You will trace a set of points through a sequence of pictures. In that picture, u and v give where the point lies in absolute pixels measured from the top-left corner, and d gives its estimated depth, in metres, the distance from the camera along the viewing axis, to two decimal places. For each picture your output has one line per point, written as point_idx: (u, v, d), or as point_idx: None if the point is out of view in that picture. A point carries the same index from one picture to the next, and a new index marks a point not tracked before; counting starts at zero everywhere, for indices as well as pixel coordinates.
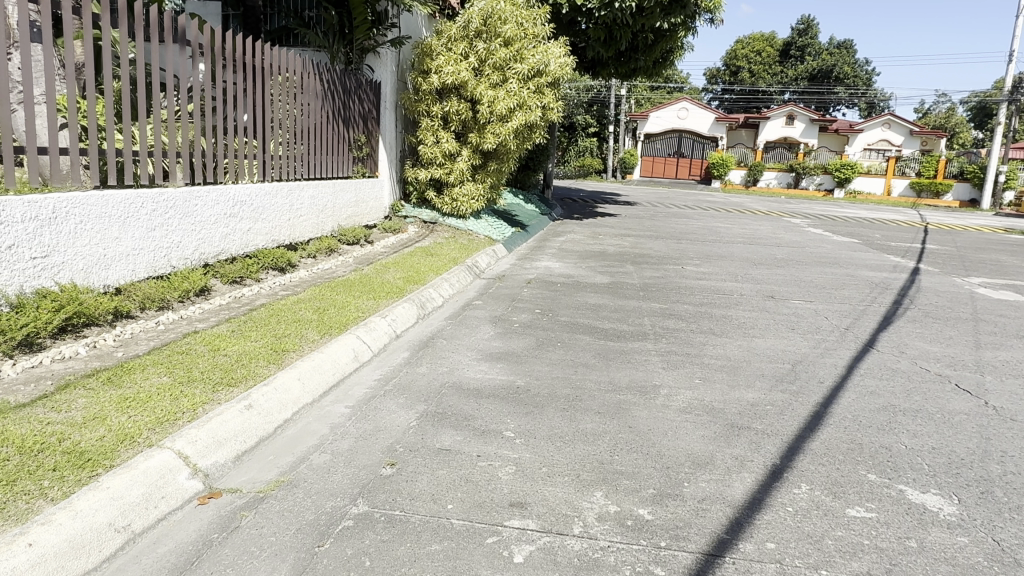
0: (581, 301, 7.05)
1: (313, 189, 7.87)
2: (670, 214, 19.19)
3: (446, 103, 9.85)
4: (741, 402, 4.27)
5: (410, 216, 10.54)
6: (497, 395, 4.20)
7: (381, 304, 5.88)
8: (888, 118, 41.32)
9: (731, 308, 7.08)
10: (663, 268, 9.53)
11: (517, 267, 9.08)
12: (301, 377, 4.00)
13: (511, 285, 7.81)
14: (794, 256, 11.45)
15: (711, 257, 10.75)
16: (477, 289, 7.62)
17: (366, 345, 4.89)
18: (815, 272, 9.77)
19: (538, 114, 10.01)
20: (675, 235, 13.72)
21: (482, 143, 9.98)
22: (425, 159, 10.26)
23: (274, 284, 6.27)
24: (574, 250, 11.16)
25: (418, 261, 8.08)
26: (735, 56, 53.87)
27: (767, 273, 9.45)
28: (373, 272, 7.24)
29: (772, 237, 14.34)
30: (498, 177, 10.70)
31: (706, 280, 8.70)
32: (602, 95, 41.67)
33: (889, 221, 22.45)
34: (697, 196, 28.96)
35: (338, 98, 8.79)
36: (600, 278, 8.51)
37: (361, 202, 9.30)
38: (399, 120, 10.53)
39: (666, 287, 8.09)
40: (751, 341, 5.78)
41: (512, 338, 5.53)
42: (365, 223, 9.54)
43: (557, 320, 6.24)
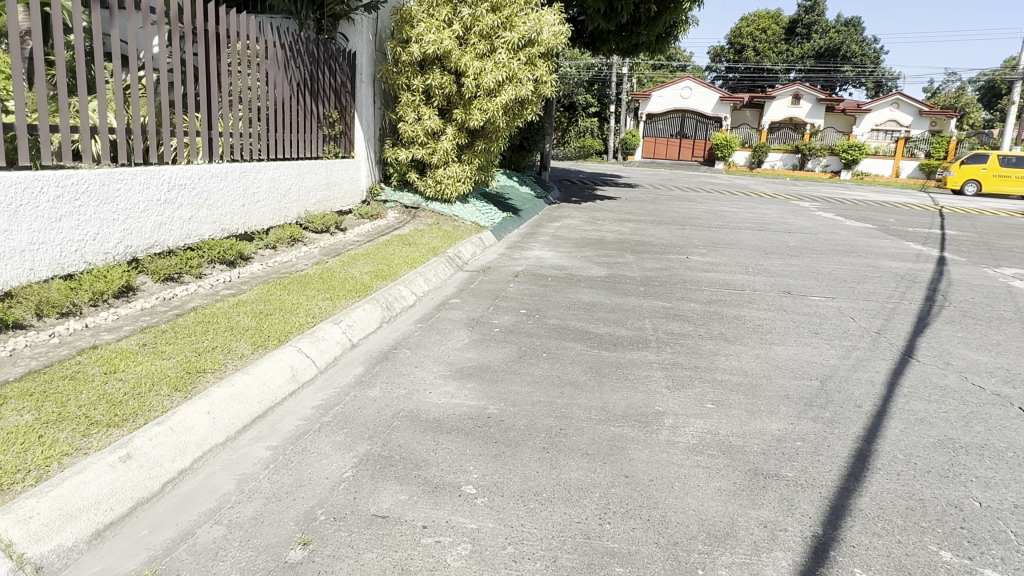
0: (574, 299, 6.21)
1: (274, 171, 6.99)
2: (673, 198, 18.27)
3: (428, 76, 8.95)
4: (763, 437, 3.45)
5: (390, 200, 9.67)
6: (462, 429, 3.38)
7: (337, 306, 5.04)
8: (897, 97, 40.15)
9: (744, 307, 6.24)
10: (665, 258, 8.66)
11: (505, 257, 8.24)
12: (212, 410, 3.17)
13: (495, 279, 6.96)
14: (808, 244, 10.58)
15: (718, 246, 9.89)
16: (457, 284, 6.77)
17: (310, 361, 4.05)
18: (833, 263, 8.90)
19: (530, 88, 9.11)
20: (679, 221, 12.84)
21: (468, 121, 9.13)
22: (406, 137, 9.37)
23: (217, 281, 5.43)
24: (570, 237, 10.30)
25: (392, 252, 7.23)
26: (740, 34, 52.52)
27: (780, 264, 8.60)
28: (337, 265, 6.39)
29: (783, 223, 13.46)
30: (487, 158, 9.83)
31: (714, 273, 7.85)
32: (603, 74, 40.48)
33: (902, 204, 21.50)
34: (700, 178, 27.97)
35: (306, 71, 7.89)
36: (597, 270, 7.66)
37: (333, 184, 8.43)
38: (378, 94, 9.61)
39: (669, 281, 7.24)
40: (770, 350, 4.95)
41: (488, 348, 4.70)
42: (338, 209, 8.67)
43: (544, 323, 5.40)
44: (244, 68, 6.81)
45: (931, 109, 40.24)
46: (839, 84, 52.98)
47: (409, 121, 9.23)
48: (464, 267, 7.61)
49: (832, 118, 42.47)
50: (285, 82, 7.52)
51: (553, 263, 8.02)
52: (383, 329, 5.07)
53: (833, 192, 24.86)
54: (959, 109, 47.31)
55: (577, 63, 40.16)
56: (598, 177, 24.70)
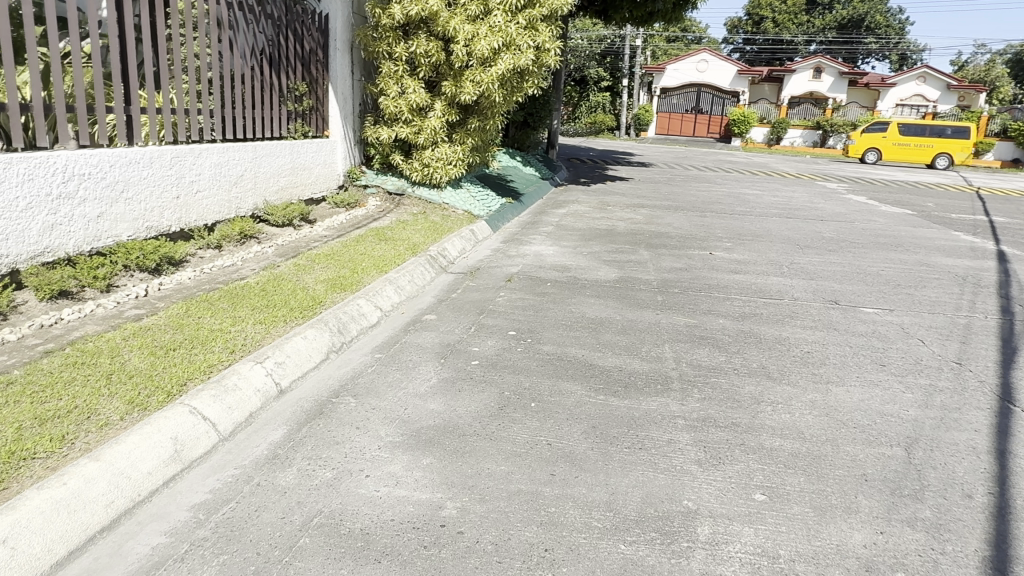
0: (576, 314, 5.08)
1: (220, 154, 5.86)
2: (689, 179, 16.99)
3: (413, 43, 7.75)
4: (846, 565, 2.33)
5: (371, 185, 8.51)
6: (401, 553, 2.28)
7: (268, 335, 3.91)
8: (925, 71, 38.29)
9: (785, 325, 5.07)
10: (685, 254, 7.49)
11: (499, 255, 7.10)
12: (14, 537, 2.08)
13: (484, 285, 5.84)
14: (845, 235, 9.36)
15: (745, 238, 8.70)
16: (438, 292, 5.64)
17: (208, 426, 2.96)
18: (878, 260, 7.72)
19: (531, 57, 7.93)
20: (698, 206, 11.62)
21: (459, 95, 7.94)
22: (388, 114, 8.17)
23: (127, 296, 4.33)
24: (576, 227, 9.13)
25: (362, 250, 6.11)
26: (759, 5, 50.40)
27: (819, 263, 7.42)
28: (290, 272, 5.25)
29: (812, 209, 12.20)
30: (482, 137, 8.65)
31: (743, 275, 6.68)
32: (616, 46, 38.87)
33: (935, 185, 20.11)
34: (716, 156, 26.67)
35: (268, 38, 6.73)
36: (605, 272, 6.52)
37: (301, 168, 7.28)
38: (359, 64, 8.37)
39: (692, 287, 6.08)
40: (829, 395, 3.79)
41: (462, 394, 3.58)
42: (308, 197, 7.54)
43: (538, 352, 4.27)
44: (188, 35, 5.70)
45: (960, 83, 38.34)
46: (862, 56, 50.92)
47: (391, 94, 8.01)
48: (449, 267, 6.48)
49: (854, 92, 40.68)
50: (243, 51, 6.39)
51: (554, 261, 6.89)
52: (330, 363, 3.95)
53: (857, 172, 23.50)
54: (987, 83, 45.36)
55: (588, 35, 38.69)
56: (610, 155, 23.42)
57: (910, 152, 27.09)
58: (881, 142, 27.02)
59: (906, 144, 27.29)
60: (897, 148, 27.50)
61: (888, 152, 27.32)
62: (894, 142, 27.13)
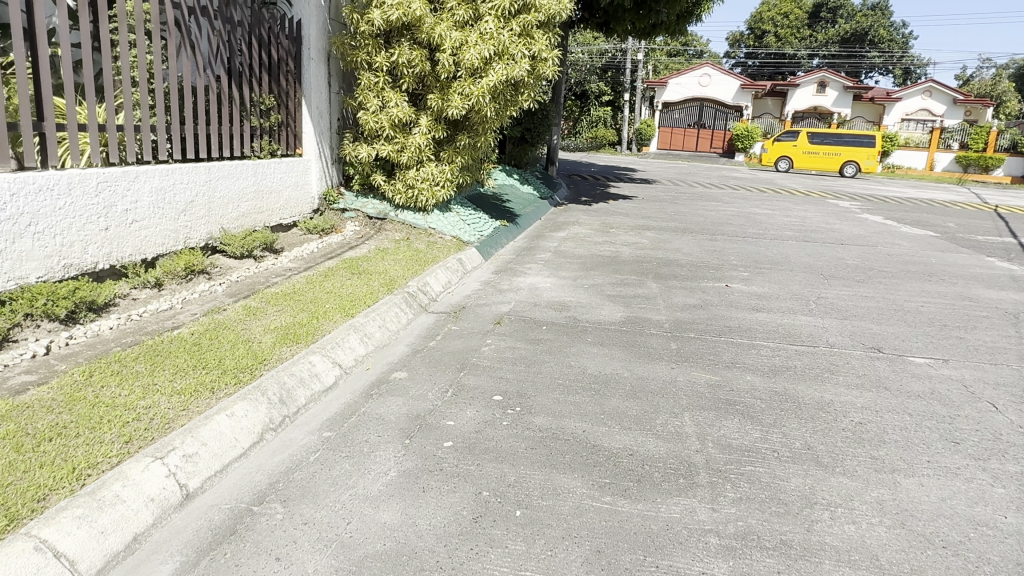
0: (576, 370, 4.24)
1: (163, 178, 5.07)
2: (695, 196, 16.22)
3: (394, 51, 6.98)
4: None
5: (350, 208, 7.70)
6: None
7: (183, 411, 3.08)
8: (930, 85, 37.69)
9: (828, 383, 4.23)
10: (698, 288, 6.67)
11: (489, 290, 6.29)
12: None
13: (468, 330, 5.01)
14: (870, 262, 8.56)
15: (762, 266, 7.89)
16: (413, 338, 4.82)
17: (62, 567, 2.13)
18: (913, 293, 6.89)
19: (525, 67, 7.15)
20: (707, 228, 10.81)
21: (446, 109, 7.16)
22: (367, 130, 7.37)
23: (20, 354, 3.50)
24: (576, 253, 8.32)
25: (329, 288, 5.31)
26: (762, 18, 49.91)
27: (849, 297, 6.59)
28: (237, 317, 4.44)
29: (829, 231, 11.40)
30: (472, 156, 7.87)
31: (764, 313, 5.86)
32: (618, 59, 38.31)
33: (948, 203, 19.33)
34: (720, 172, 25.94)
35: (228, 47, 5.95)
36: (609, 311, 5.70)
37: (267, 191, 6.48)
38: (336, 75, 7.59)
39: (709, 330, 5.26)
40: (901, 493, 2.95)
41: (428, 499, 2.73)
42: (275, 223, 6.73)
43: (529, 428, 3.43)
44: (126, 42, 4.91)
45: (967, 97, 37.70)
46: (864, 71, 50.47)
47: (371, 108, 7.21)
48: (431, 305, 5.67)
49: (859, 107, 40.09)
50: (196, 61, 5.61)
51: (552, 297, 6.07)
52: (263, 448, 3.12)
53: (866, 188, 22.79)
54: (993, 97, 44.83)
55: (590, 48, 38.14)
56: (611, 171, 22.64)
57: (818, 160, 29.62)
58: (790, 150, 29.83)
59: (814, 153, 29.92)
60: (806, 154, 30.05)
61: (798, 160, 30.09)
62: (804, 151, 29.86)
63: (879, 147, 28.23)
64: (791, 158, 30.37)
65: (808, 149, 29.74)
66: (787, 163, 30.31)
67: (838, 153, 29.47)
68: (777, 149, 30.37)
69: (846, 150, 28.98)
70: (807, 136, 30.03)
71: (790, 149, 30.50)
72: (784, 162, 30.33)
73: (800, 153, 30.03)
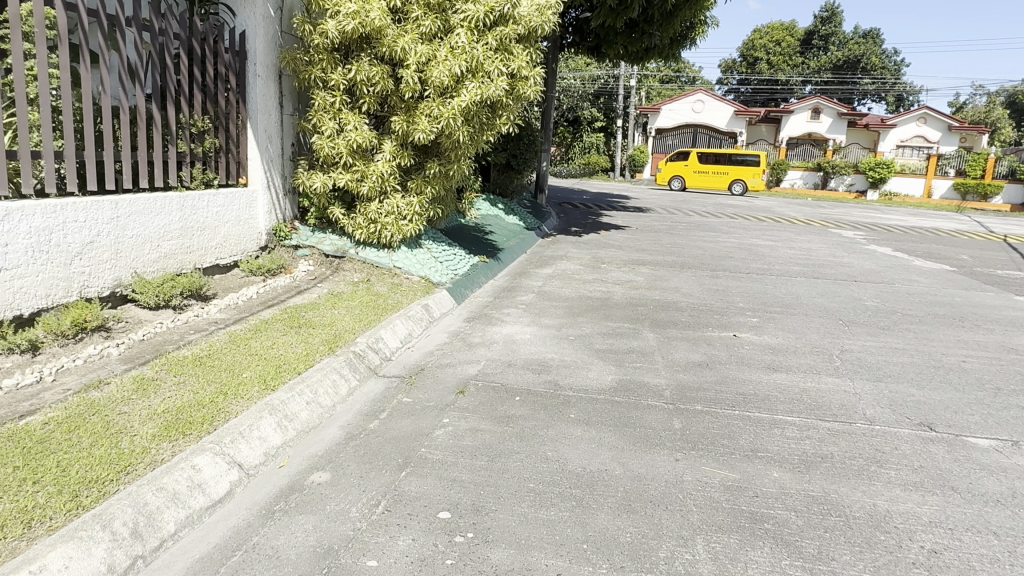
0: (552, 467, 3.27)
1: (47, 215, 4.12)
2: (692, 227, 15.38)
3: (352, 66, 6.10)
4: None
5: (303, 245, 6.76)
6: None
7: None
8: (925, 111, 37.31)
9: (880, 484, 3.27)
10: (702, 340, 5.73)
11: (457, 344, 5.34)
12: None
13: (420, 403, 4.05)
14: (891, 305, 7.65)
15: (771, 310, 6.97)
16: (351, 416, 3.85)
17: None
18: (949, 344, 5.98)
19: (502, 86, 6.28)
20: (707, 263, 9.93)
21: (412, 132, 6.28)
22: (322, 156, 6.46)
23: None
24: (562, 295, 7.38)
25: (253, 349, 4.34)
26: (753, 46, 49.84)
27: (878, 351, 5.67)
28: (119, 395, 3.47)
29: (838, 265, 10.52)
30: (444, 186, 6.97)
31: (782, 375, 4.92)
32: (610, 85, 37.89)
33: (954, 233, 18.51)
34: (715, 199, 25.24)
35: (153, 61, 5.04)
36: (598, 373, 4.75)
37: (196, 228, 5.54)
38: (289, 96, 6.70)
39: (718, 401, 4.31)
40: None
41: None
42: (208, 264, 5.77)
43: (481, 573, 2.44)
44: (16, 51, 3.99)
45: (962, 124, 37.34)
46: (857, 98, 50.32)
47: (326, 131, 6.31)
48: (383, 366, 4.70)
49: (854, 133, 39.69)
50: (106, 77, 4.69)
51: (531, 354, 5.11)
52: None
53: (866, 217, 22.09)
54: (986, 124, 44.66)
55: (582, 74, 37.62)
56: (604, 199, 21.83)
57: (705, 179, 29.78)
58: (684, 170, 29.96)
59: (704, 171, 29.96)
60: (696, 174, 29.95)
61: (690, 179, 30.09)
62: (696, 170, 29.94)
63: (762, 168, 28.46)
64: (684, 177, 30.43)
65: (699, 167, 29.80)
66: (682, 181, 30.30)
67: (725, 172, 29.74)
68: (671, 167, 30.48)
69: (733, 167, 29.26)
70: (698, 155, 29.85)
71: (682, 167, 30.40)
72: (677, 181, 30.28)
73: (693, 172, 30.14)
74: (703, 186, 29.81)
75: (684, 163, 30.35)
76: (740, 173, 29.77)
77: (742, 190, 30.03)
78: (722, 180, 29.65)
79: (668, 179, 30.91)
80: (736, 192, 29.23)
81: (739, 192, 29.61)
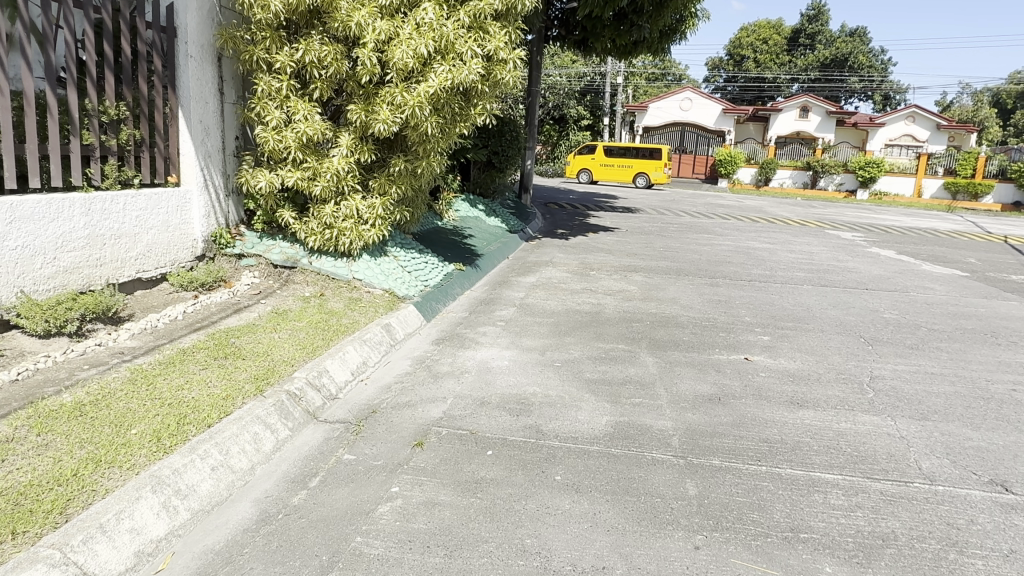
0: (532, 566, 2.43)
1: None
2: (685, 228, 14.61)
3: (299, 45, 5.22)
4: None
5: (248, 254, 5.86)
6: None
7: None
8: (914, 110, 36.84)
9: None
10: (710, 367, 4.92)
11: (421, 374, 4.48)
12: None
13: (363, 463, 3.18)
14: (913, 318, 6.87)
15: (783, 327, 6.18)
16: (271, 485, 2.97)
17: None
18: (990, 368, 5.20)
19: (476, 69, 5.44)
20: (705, 270, 9.15)
21: (372, 123, 5.43)
22: (268, 151, 5.57)
23: None
24: (547, 309, 6.54)
25: (156, 391, 3.45)
26: (740, 43, 49.27)
27: (914, 378, 4.89)
28: None
29: (844, 271, 9.76)
30: (412, 185, 6.11)
31: (810, 412, 4.12)
32: (596, 83, 37.15)
33: (954, 234, 17.83)
34: (705, 199, 24.57)
35: (48, 32, 4.12)
36: (590, 414, 3.92)
37: (107, 236, 4.62)
38: (230, 81, 5.79)
39: (737, 453, 3.49)
40: None
41: None
42: (127, 278, 4.86)
43: None
44: None
45: (951, 123, 36.92)
46: (844, 97, 49.95)
47: (271, 122, 5.41)
48: (325, 407, 3.83)
49: (843, 132, 39.22)
50: None
51: (510, 388, 4.27)
52: None
53: (860, 217, 21.47)
54: (974, 123, 44.42)
55: (567, 71, 36.86)
56: (591, 199, 21.06)
57: (614, 173, 29.94)
58: (589, 162, 30.18)
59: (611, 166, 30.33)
60: (603, 169, 30.36)
61: (597, 173, 30.33)
62: (602, 164, 30.04)
63: (665, 163, 28.99)
64: (592, 172, 30.61)
65: (604, 162, 29.94)
66: (588, 176, 30.47)
67: (630, 166, 30.06)
68: (579, 160, 30.68)
69: (638, 161, 29.37)
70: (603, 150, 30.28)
71: (590, 162, 30.67)
72: (583, 174, 30.42)
73: (599, 166, 30.36)
74: (613, 179, 29.81)
75: (591, 157, 30.57)
76: (644, 165, 29.65)
77: (645, 183, 29.82)
78: (626, 174, 29.94)
79: (576, 173, 30.98)
80: (642, 185, 29.43)
81: (644, 185, 29.43)
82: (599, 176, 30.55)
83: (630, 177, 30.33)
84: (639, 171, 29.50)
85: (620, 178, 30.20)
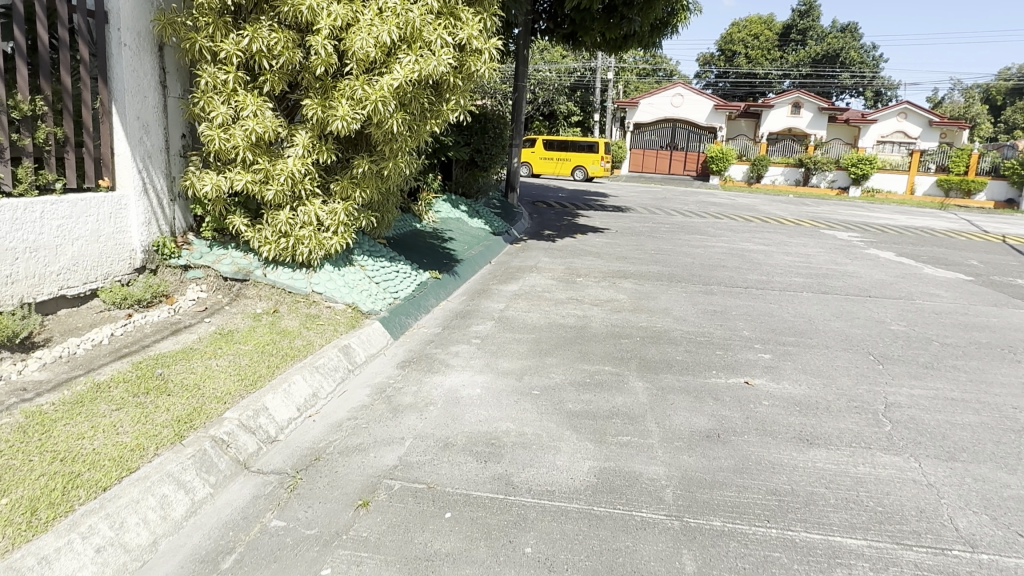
0: None
1: None
2: (677, 228, 14.09)
3: (245, 32, 4.63)
4: None
5: (194, 265, 5.28)
6: None
7: None
8: (906, 106, 36.49)
9: None
10: (707, 394, 4.39)
11: (379, 407, 3.94)
12: None
13: (290, 534, 2.63)
14: (923, 331, 6.37)
15: (785, 343, 5.67)
16: (174, 568, 2.42)
17: None
18: (1015, 392, 4.70)
19: (445, 59, 4.88)
20: (699, 276, 8.63)
21: (329, 120, 4.86)
22: (214, 151, 4.98)
23: None
24: (529, 322, 6.00)
25: (48, 442, 2.89)
26: (731, 39, 48.71)
27: (933, 406, 4.37)
28: None
29: (844, 276, 9.27)
30: (378, 188, 5.55)
31: (821, 452, 3.60)
32: (586, 79, 36.61)
33: (952, 234, 17.37)
34: (695, 196, 24.10)
35: None
36: (570, 457, 3.39)
37: (19, 249, 4.04)
38: (174, 73, 5.19)
39: (739, 509, 2.97)
40: None
41: None
42: (46, 295, 4.29)
43: None
44: None
45: (944, 119, 36.58)
46: (836, 93, 49.60)
47: (216, 118, 4.83)
48: (262, 453, 3.28)
49: (835, 128, 38.85)
50: None
51: (481, 424, 3.73)
52: None
53: (854, 216, 21.03)
54: (965, 120, 44.14)
55: (556, 66, 36.33)
56: (580, 197, 20.57)
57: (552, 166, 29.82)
58: (529, 156, 30.05)
59: (550, 158, 30.18)
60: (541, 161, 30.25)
61: (534, 165, 30.21)
62: (541, 156, 29.93)
63: (604, 154, 28.82)
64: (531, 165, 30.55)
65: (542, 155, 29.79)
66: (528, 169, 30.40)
67: (568, 158, 29.88)
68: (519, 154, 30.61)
69: (574, 154, 29.12)
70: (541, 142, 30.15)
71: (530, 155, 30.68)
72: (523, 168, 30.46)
73: (538, 159, 30.27)
74: (551, 172, 29.87)
75: (531, 149, 30.45)
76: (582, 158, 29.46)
77: (584, 176, 30.08)
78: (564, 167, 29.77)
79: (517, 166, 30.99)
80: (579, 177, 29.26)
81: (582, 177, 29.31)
82: (540, 168, 30.48)
83: (570, 169, 30.18)
84: (577, 164, 29.35)
85: (560, 172, 30.34)
